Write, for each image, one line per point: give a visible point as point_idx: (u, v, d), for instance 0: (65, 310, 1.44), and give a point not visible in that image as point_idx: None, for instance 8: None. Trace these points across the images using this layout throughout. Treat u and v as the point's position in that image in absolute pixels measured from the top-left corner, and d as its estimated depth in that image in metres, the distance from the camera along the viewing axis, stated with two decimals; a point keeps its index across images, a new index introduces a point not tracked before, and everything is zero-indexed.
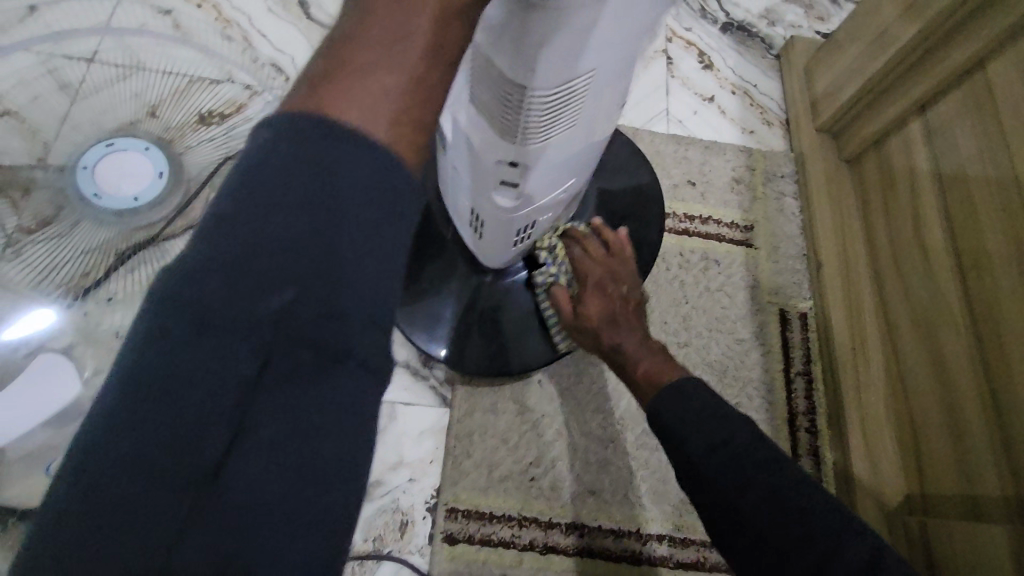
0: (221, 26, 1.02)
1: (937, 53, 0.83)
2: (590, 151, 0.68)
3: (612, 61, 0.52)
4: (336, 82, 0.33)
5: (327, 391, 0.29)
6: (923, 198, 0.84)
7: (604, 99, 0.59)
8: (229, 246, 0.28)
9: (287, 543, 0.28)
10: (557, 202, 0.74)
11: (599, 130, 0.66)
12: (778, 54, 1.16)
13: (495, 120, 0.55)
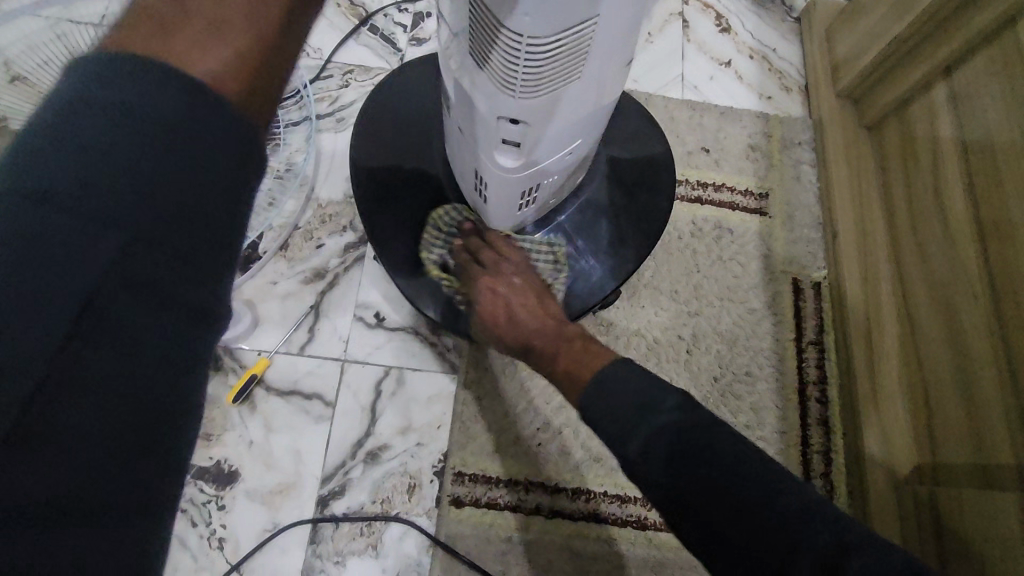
0: None
1: (964, 12, 0.79)
2: (597, 117, 0.68)
3: (617, 10, 0.50)
4: (153, 33, 0.32)
5: (175, 320, 0.31)
6: (945, 165, 0.82)
7: (612, 55, 0.58)
8: (84, 161, 0.28)
9: (110, 488, 0.29)
10: (564, 164, 0.73)
11: (608, 89, 0.64)
12: (798, 16, 1.12)
13: (495, 75, 0.54)
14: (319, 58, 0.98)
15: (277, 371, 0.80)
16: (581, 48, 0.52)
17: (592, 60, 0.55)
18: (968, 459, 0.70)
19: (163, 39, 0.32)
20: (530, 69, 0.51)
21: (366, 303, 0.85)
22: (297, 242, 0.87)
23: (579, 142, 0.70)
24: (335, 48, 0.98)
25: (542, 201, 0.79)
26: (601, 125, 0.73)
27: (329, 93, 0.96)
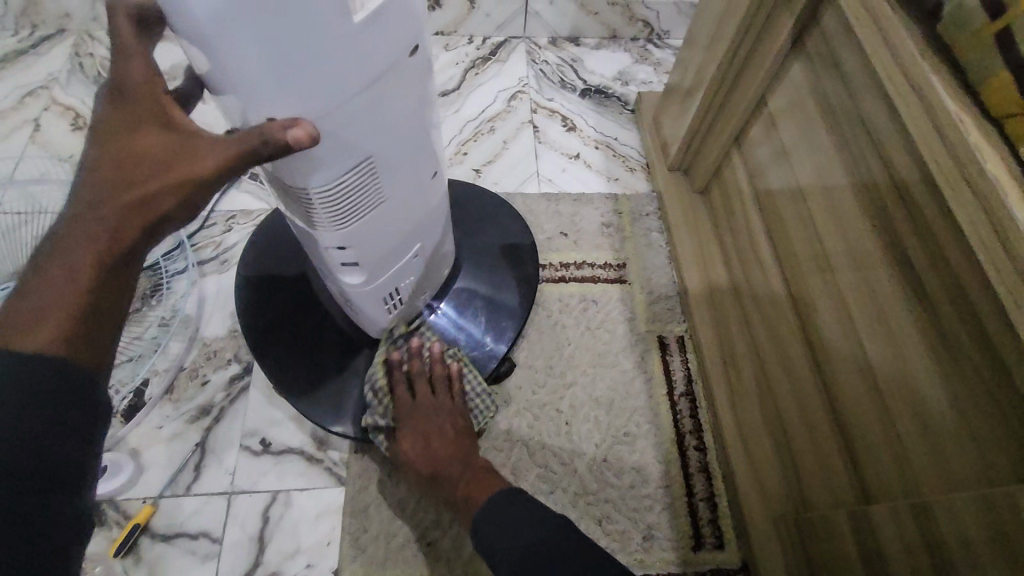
0: None
1: (735, 92, 0.93)
2: (432, 220, 0.75)
3: (387, 151, 0.58)
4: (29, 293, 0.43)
5: (31, 535, 0.38)
6: (754, 217, 0.93)
7: (413, 182, 0.65)
8: None
9: None
10: (413, 268, 0.78)
11: (429, 204, 0.72)
12: (633, 108, 1.29)
13: (303, 218, 0.61)
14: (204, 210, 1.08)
15: (163, 516, 0.83)
16: (377, 176, 0.59)
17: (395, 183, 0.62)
18: (821, 481, 0.75)
19: (17, 327, 0.42)
20: (334, 209, 0.58)
21: (252, 431, 0.89)
22: (182, 382, 0.93)
23: (424, 244, 0.77)
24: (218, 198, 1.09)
25: (411, 299, 0.85)
26: (442, 225, 0.81)
27: (213, 239, 1.05)
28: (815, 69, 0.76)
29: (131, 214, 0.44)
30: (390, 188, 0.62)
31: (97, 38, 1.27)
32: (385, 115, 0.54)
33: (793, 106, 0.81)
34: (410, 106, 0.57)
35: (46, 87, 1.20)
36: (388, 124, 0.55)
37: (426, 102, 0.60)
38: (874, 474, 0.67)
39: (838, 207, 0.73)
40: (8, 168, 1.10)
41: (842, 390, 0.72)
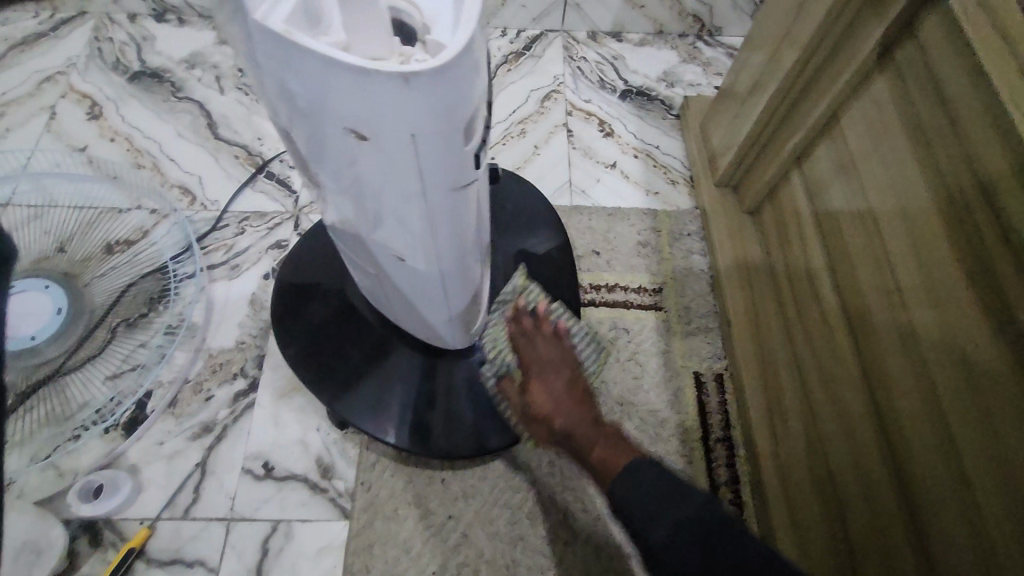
0: (133, 157, 1.08)
1: (802, 105, 0.82)
2: (461, 285, 0.67)
3: (325, 168, 0.52)
4: None
5: None
6: (812, 247, 0.83)
7: (359, 220, 0.58)
8: None
9: None
10: (392, 296, 0.72)
11: (387, 262, 0.63)
12: (678, 113, 1.18)
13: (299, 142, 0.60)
14: (217, 210, 1.03)
15: (159, 541, 0.78)
16: (330, 179, 0.53)
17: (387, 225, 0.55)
18: (877, 555, 0.66)
19: None
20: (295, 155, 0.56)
21: (254, 453, 0.83)
22: (186, 396, 0.87)
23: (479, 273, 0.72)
24: (232, 198, 1.04)
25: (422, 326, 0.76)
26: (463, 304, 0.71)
27: (224, 242, 1.00)
28: (905, 85, 0.65)
29: None
30: (366, 219, 0.56)
31: (116, 23, 1.22)
32: (339, 148, 0.47)
33: (872, 121, 0.70)
34: (358, 169, 0.48)
35: (63, 74, 1.15)
36: (324, 149, 0.48)
37: (385, 190, 0.49)
38: (947, 559, 0.57)
39: (917, 240, 0.62)
40: (21, 159, 1.07)
41: (917, 477, 0.61)
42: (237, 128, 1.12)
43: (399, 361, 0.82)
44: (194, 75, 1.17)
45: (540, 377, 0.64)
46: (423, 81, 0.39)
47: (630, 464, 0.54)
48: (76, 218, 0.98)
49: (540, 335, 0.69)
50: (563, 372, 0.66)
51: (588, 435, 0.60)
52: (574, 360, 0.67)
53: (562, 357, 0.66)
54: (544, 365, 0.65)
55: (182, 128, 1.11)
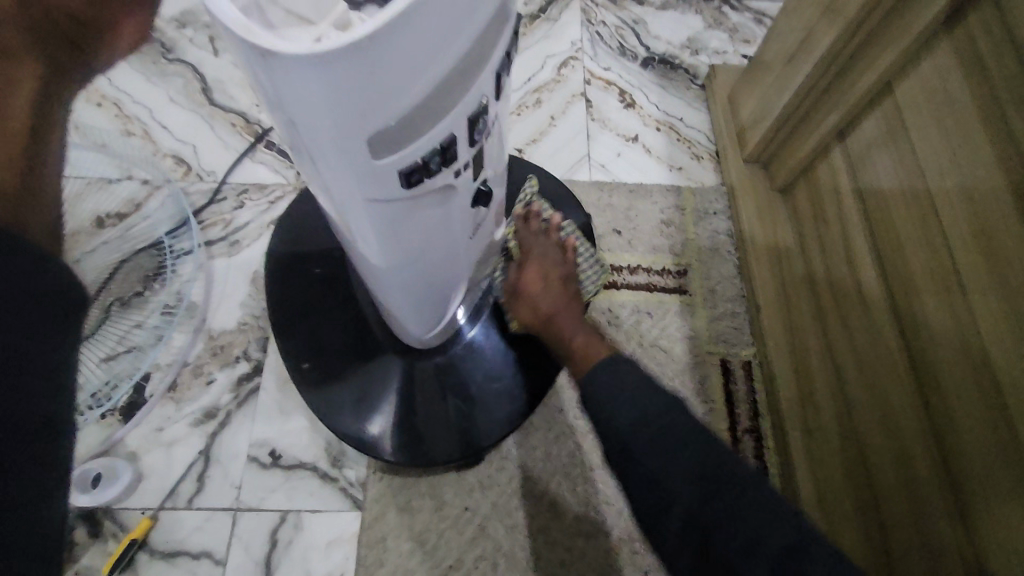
0: (122, 123, 1.01)
1: (848, 76, 0.76)
2: (443, 272, 0.62)
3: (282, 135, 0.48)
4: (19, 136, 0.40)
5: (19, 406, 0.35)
6: (851, 228, 0.78)
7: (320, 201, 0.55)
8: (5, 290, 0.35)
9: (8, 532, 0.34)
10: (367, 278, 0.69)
11: (346, 246, 0.60)
12: (703, 83, 1.11)
13: None
14: (214, 181, 0.97)
15: (160, 532, 0.74)
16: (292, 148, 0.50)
17: (359, 230, 0.50)
18: (920, 549, 0.63)
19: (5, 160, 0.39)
20: None
21: (259, 441, 0.79)
22: (186, 379, 0.83)
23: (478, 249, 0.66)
24: (229, 169, 0.98)
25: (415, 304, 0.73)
26: (432, 306, 0.67)
27: (222, 216, 0.94)
28: (977, 54, 0.59)
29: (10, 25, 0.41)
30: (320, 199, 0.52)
31: None
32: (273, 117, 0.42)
33: (933, 93, 0.65)
34: (292, 146, 0.44)
35: None
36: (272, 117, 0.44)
37: (320, 180, 0.46)
38: (1000, 561, 0.54)
39: (987, 220, 0.58)
40: None
41: (971, 477, 0.58)
42: (233, 95, 1.04)
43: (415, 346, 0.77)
44: (186, 36, 1.09)
45: (539, 258, 0.69)
46: (341, 58, 0.33)
47: (613, 355, 0.55)
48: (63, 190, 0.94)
49: (551, 239, 0.72)
50: (570, 270, 0.70)
51: (572, 325, 0.64)
52: (574, 270, 0.72)
53: (562, 262, 0.70)
54: (541, 253, 0.69)
55: (174, 93, 1.04)
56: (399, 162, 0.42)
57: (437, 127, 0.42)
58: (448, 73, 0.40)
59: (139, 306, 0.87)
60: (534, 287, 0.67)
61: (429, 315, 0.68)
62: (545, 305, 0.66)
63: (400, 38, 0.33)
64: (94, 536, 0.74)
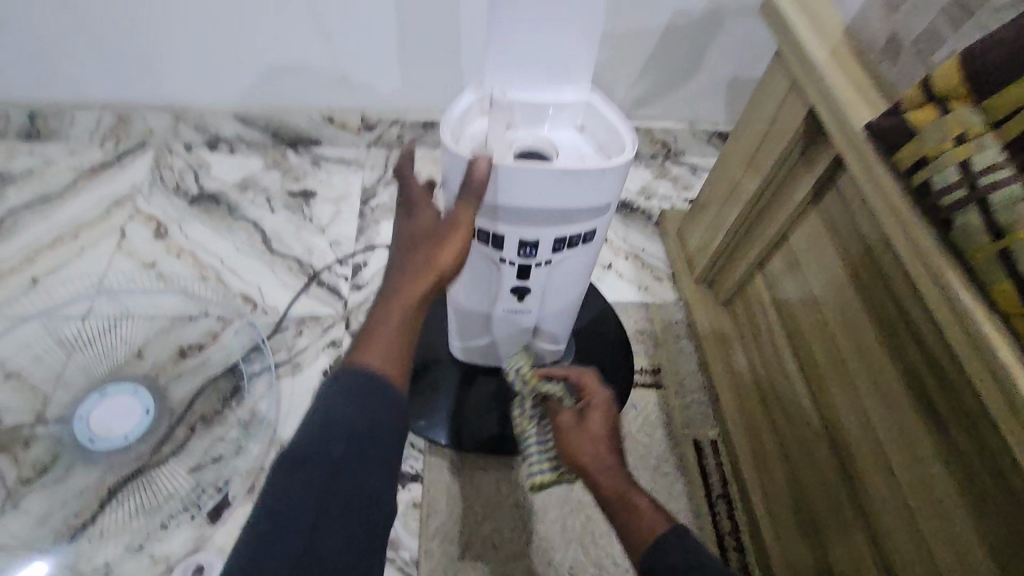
0: (197, 270, 1.24)
1: (759, 225, 1.09)
2: (483, 319, 0.93)
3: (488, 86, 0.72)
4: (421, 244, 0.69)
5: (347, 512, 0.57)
6: (775, 330, 1.05)
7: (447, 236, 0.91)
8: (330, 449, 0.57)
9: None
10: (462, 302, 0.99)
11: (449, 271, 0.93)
12: (657, 220, 1.44)
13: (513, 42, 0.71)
14: (278, 314, 1.20)
15: None
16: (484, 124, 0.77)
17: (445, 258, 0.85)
18: None
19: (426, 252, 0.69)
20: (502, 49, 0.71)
21: None
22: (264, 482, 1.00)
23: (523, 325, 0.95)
24: (290, 304, 1.21)
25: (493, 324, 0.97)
26: (477, 333, 0.97)
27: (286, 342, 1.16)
28: (833, 220, 0.91)
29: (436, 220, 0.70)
30: None
31: (174, 152, 1.42)
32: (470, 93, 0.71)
33: (813, 241, 0.95)
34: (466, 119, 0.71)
35: (130, 198, 1.33)
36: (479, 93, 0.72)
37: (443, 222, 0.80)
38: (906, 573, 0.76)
39: (857, 328, 0.86)
40: (96, 273, 1.22)
41: (877, 513, 0.81)
42: (289, 244, 1.30)
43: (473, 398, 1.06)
44: (248, 197, 1.37)
45: (574, 441, 0.81)
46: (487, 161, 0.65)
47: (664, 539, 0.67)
48: (152, 326, 1.15)
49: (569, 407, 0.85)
50: (594, 419, 0.82)
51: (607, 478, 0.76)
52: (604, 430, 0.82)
53: (581, 430, 0.81)
54: (584, 426, 0.82)
55: (241, 244, 1.29)
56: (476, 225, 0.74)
57: (503, 229, 0.73)
58: (532, 216, 0.71)
59: (218, 422, 1.05)
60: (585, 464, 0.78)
61: (473, 336, 0.98)
62: (589, 469, 0.78)
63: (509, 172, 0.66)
64: None
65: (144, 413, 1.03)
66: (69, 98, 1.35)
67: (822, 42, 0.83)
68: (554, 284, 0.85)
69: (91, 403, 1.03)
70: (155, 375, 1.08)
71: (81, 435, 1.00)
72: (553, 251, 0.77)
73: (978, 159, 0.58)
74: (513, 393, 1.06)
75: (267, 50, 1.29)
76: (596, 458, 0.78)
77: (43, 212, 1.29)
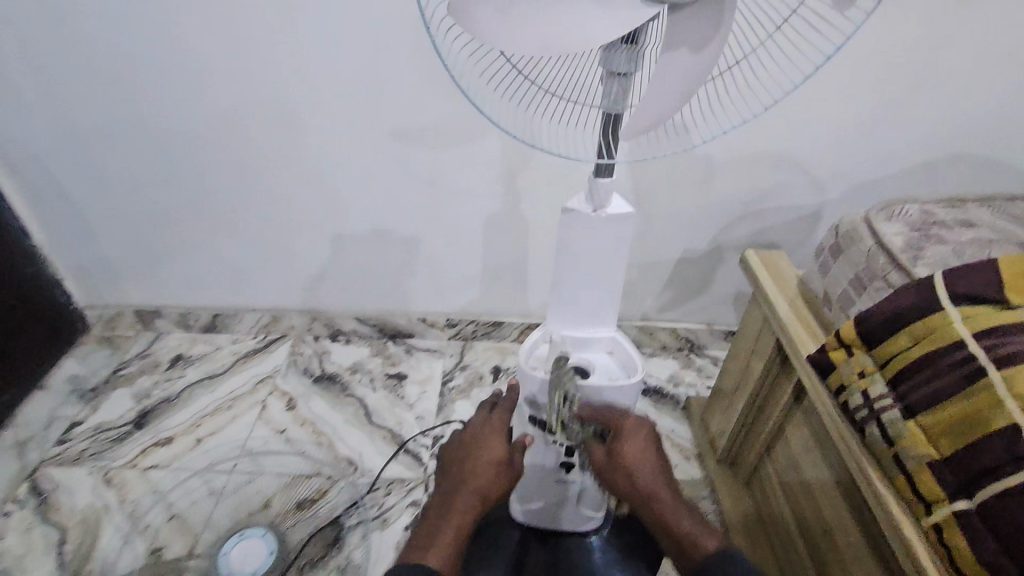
0: (314, 435, 1.59)
1: (761, 417, 1.35)
2: (540, 489, 1.20)
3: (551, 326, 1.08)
4: (457, 468, 0.94)
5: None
6: (786, 513, 1.27)
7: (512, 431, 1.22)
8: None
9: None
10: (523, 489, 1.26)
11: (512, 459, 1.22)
12: (684, 404, 1.71)
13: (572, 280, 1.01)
14: (372, 475, 1.49)
15: None
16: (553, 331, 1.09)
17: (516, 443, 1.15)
18: None
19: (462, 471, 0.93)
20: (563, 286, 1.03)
21: None
22: None
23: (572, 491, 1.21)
24: (383, 467, 1.51)
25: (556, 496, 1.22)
26: (538, 501, 1.22)
27: (378, 501, 1.44)
28: (812, 420, 1.17)
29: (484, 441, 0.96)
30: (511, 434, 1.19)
31: (305, 341, 1.88)
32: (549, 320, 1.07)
33: (802, 437, 1.21)
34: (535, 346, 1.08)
35: (271, 376, 1.76)
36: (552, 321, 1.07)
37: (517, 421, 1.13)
38: None
39: (845, 518, 1.08)
40: (241, 435, 1.59)
41: None
42: (384, 417, 1.65)
43: (528, 556, 1.28)
44: (356, 377, 1.77)
45: (628, 443, 0.93)
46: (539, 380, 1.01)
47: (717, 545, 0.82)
48: (278, 481, 1.47)
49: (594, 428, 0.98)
50: (630, 435, 0.95)
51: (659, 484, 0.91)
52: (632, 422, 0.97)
53: (629, 431, 0.95)
54: (627, 437, 0.94)
55: (348, 416, 1.65)
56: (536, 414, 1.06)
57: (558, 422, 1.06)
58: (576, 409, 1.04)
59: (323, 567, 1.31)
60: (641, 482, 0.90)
61: (533, 502, 1.23)
62: (641, 484, 0.91)
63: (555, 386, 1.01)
64: None
65: (268, 553, 1.28)
66: (241, 304, 1.86)
67: (779, 293, 1.19)
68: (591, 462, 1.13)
69: (231, 542, 1.31)
70: (278, 521, 1.39)
71: (222, 569, 1.26)
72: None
73: (872, 388, 0.87)
74: (560, 554, 1.28)
75: (385, 273, 1.76)
76: (647, 467, 0.92)
77: (209, 388, 1.72)
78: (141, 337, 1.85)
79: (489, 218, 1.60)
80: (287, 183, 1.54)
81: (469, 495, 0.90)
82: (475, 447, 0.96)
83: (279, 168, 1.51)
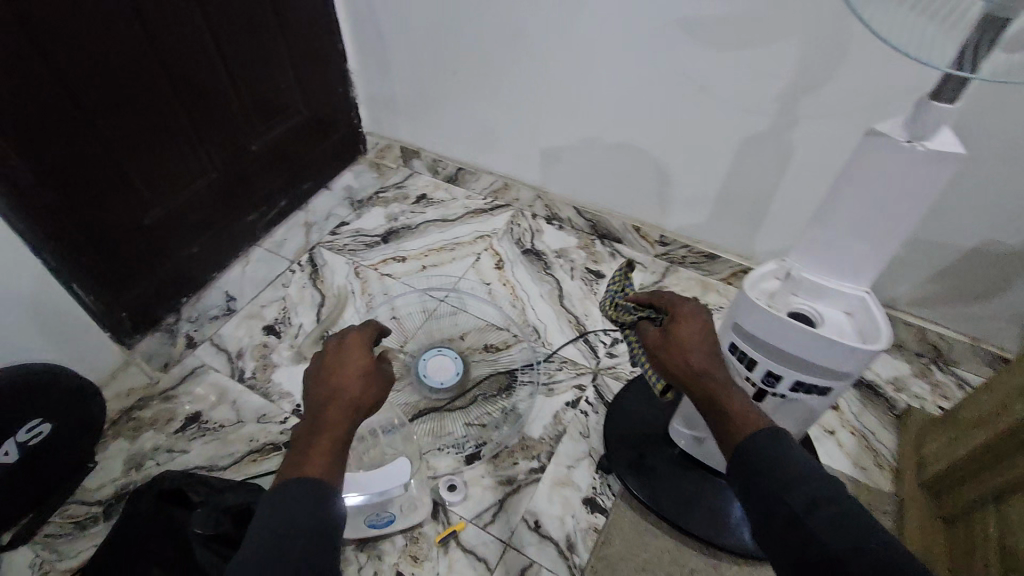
0: (512, 298, 1.77)
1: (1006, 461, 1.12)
2: None
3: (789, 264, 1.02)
4: (326, 382, 0.87)
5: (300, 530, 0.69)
6: None
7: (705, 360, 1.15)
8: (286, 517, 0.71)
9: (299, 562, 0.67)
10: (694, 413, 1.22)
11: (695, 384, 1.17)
12: (899, 413, 1.50)
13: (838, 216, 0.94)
14: (550, 348, 1.63)
15: (466, 535, 1.26)
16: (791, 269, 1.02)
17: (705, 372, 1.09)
18: None
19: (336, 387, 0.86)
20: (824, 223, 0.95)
21: (532, 511, 1.30)
22: (504, 456, 1.39)
23: None
24: (562, 345, 1.64)
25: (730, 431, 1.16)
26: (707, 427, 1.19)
27: (550, 371, 1.57)
28: None
29: (342, 353, 0.91)
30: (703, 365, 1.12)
31: (525, 216, 2.02)
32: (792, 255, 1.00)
33: None
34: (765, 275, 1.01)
35: (490, 236, 1.96)
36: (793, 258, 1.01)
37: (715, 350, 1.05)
38: None
39: None
40: (455, 276, 1.84)
41: None
42: (575, 305, 1.75)
43: (673, 476, 1.31)
44: (560, 262, 1.87)
45: (686, 322, 0.92)
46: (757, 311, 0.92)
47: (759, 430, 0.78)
48: (474, 322, 1.66)
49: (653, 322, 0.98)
50: (683, 317, 0.93)
51: (708, 366, 0.88)
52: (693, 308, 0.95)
53: (687, 312, 0.93)
54: (682, 317, 0.93)
55: (544, 292, 1.79)
56: (737, 344, 0.98)
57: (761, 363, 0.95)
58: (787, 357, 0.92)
59: (494, 402, 1.48)
60: (691, 356, 0.88)
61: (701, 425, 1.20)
62: (692, 359, 0.88)
63: (773, 325, 0.90)
64: (434, 519, 1.28)
65: (455, 373, 1.49)
66: (483, 166, 2.05)
67: None
68: (781, 415, 1.03)
69: (429, 351, 1.54)
70: (467, 350, 1.58)
71: (419, 368, 1.49)
72: (789, 390, 0.96)
73: None
74: (704, 488, 1.29)
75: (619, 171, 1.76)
76: (700, 346, 0.89)
77: (441, 229, 1.98)
78: (401, 172, 2.17)
79: (750, 137, 1.47)
80: (560, 57, 1.58)
81: (353, 403, 0.85)
82: (341, 362, 0.90)
83: (558, 38, 1.55)
